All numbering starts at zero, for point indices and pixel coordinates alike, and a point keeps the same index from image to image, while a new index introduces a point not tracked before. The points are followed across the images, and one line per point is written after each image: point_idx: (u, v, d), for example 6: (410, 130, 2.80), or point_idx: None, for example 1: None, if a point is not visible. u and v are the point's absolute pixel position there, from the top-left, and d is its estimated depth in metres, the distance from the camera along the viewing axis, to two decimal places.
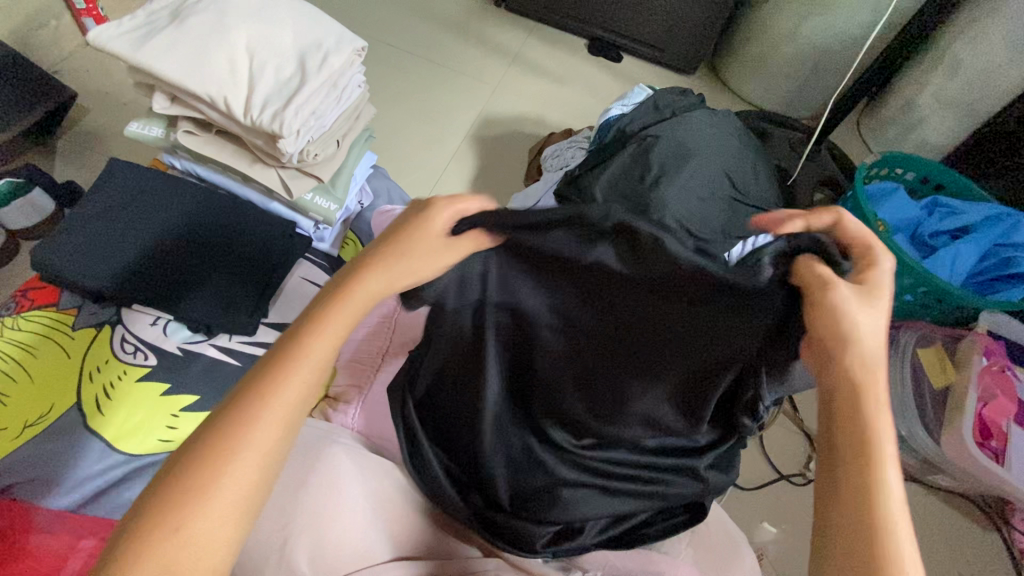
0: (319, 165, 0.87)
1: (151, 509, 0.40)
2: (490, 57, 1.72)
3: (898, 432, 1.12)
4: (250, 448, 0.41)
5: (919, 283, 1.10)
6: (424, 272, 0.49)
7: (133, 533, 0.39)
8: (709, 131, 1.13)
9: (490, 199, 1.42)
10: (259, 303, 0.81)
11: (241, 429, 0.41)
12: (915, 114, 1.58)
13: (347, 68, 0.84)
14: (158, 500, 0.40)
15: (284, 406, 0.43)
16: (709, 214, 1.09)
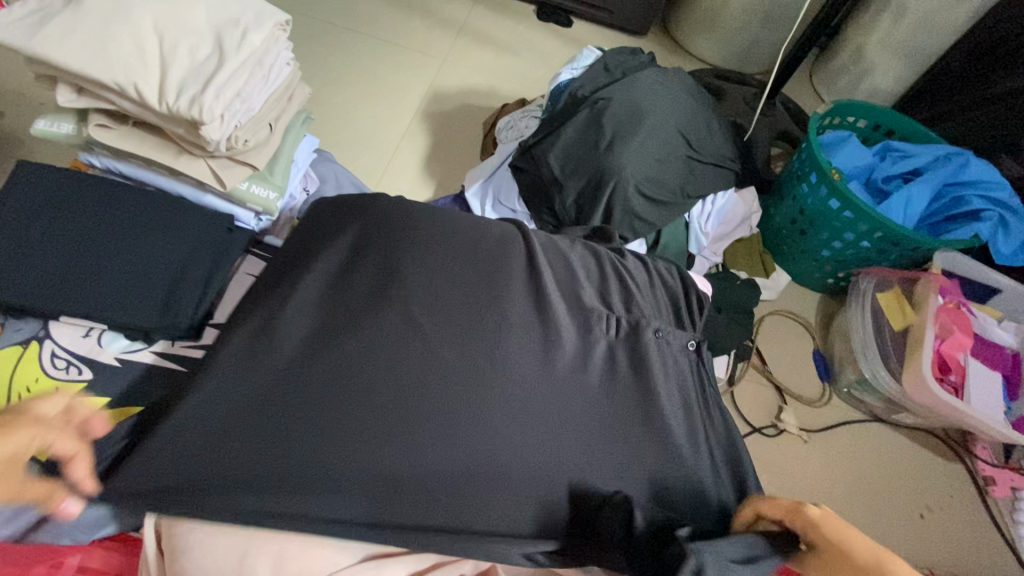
0: (252, 151, 0.82)
1: None
2: (436, 29, 1.65)
3: (863, 375, 1.14)
4: None
5: (875, 229, 1.13)
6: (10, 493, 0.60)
7: None
8: (660, 90, 1.10)
9: (447, 176, 1.36)
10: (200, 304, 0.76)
11: None
12: (864, 60, 1.60)
13: (269, 44, 0.78)
14: None
15: None
16: (667, 176, 1.08)
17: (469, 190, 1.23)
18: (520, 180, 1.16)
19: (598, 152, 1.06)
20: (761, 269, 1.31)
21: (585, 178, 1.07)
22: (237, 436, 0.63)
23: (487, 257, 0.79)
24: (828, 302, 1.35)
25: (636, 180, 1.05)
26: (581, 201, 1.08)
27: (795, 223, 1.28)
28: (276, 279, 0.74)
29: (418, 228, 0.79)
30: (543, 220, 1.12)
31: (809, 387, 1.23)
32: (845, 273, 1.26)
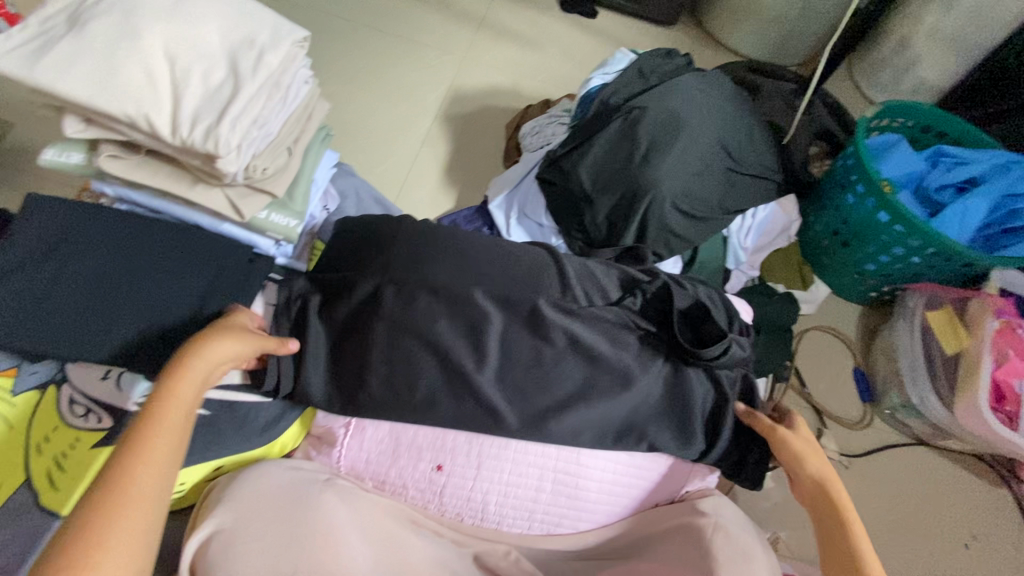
0: (271, 179, 0.77)
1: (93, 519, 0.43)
2: (455, 23, 1.57)
3: (909, 399, 1.08)
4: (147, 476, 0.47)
5: (928, 245, 1.06)
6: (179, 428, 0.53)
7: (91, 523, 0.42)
8: (699, 98, 1.02)
9: (469, 184, 1.31)
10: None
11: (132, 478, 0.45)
12: (911, 53, 1.49)
13: (287, 64, 0.73)
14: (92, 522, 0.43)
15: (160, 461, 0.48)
16: (705, 190, 1.02)
17: (493, 203, 1.17)
18: (547, 193, 1.10)
19: (632, 166, 1.00)
20: (800, 282, 1.25)
21: (617, 194, 1.01)
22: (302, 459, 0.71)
23: (521, 283, 0.75)
24: (870, 316, 1.28)
25: (673, 196, 0.99)
26: (613, 218, 1.02)
27: (837, 235, 1.21)
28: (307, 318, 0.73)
29: (449, 251, 0.75)
30: (572, 237, 1.07)
31: (850, 408, 1.17)
32: (890, 287, 1.19)
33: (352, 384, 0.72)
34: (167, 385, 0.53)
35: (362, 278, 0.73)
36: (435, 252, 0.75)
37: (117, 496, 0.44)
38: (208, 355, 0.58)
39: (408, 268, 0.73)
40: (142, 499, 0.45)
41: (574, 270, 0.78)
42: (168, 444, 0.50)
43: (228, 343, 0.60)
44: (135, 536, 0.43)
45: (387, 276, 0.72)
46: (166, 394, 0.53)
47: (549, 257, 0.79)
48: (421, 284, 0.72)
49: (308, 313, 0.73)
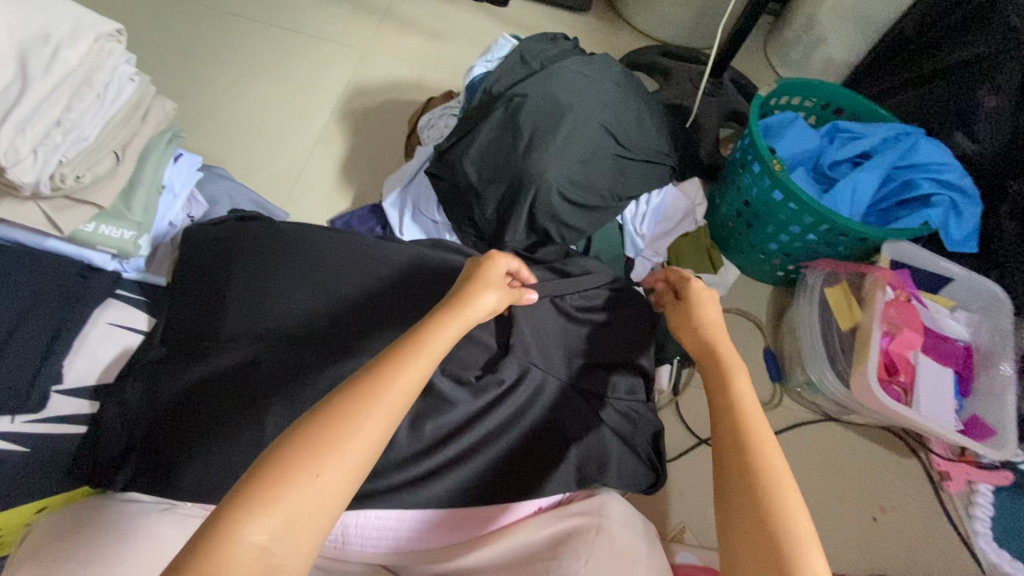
0: (93, 188, 0.70)
1: (235, 506, 0.42)
2: (358, 15, 1.51)
3: (810, 377, 1.08)
4: (296, 493, 0.43)
5: (821, 222, 1.05)
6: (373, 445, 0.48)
7: (222, 513, 0.42)
8: (583, 83, 0.99)
9: (367, 183, 1.25)
10: (45, 363, 0.66)
11: (289, 481, 0.43)
12: (818, 30, 1.51)
13: (96, 61, 0.67)
14: (249, 500, 0.42)
15: (341, 477, 0.45)
16: (593, 177, 0.99)
17: (387, 200, 1.12)
18: (437, 188, 1.06)
19: (516, 156, 0.96)
20: (708, 265, 1.23)
21: (503, 186, 0.97)
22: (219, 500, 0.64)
23: (385, 288, 0.75)
24: (779, 295, 1.28)
25: (559, 185, 0.96)
26: (501, 211, 0.98)
27: (740, 216, 1.20)
28: (178, 360, 0.69)
29: (306, 257, 0.75)
30: (465, 232, 1.03)
31: (759, 389, 1.17)
32: (794, 266, 1.19)
33: (225, 416, 0.65)
34: (421, 332, 0.56)
35: (232, 335, 0.70)
36: (290, 260, 0.74)
37: (305, 456, 0.45)
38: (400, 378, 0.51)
39: (267, 317, 0.71)
40: (372, 431, 0.48)
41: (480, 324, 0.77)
42: (409, 382, 0.52)
43: (486, 298, 0.65)
44: (345, 479, 0.46)
45: (243, 289, 0.72)
46: (420, 343, 0.55)
47: (407, 261, 0.79)
48: (291, 338, 0.70)
49: (174, 354, 0.70)
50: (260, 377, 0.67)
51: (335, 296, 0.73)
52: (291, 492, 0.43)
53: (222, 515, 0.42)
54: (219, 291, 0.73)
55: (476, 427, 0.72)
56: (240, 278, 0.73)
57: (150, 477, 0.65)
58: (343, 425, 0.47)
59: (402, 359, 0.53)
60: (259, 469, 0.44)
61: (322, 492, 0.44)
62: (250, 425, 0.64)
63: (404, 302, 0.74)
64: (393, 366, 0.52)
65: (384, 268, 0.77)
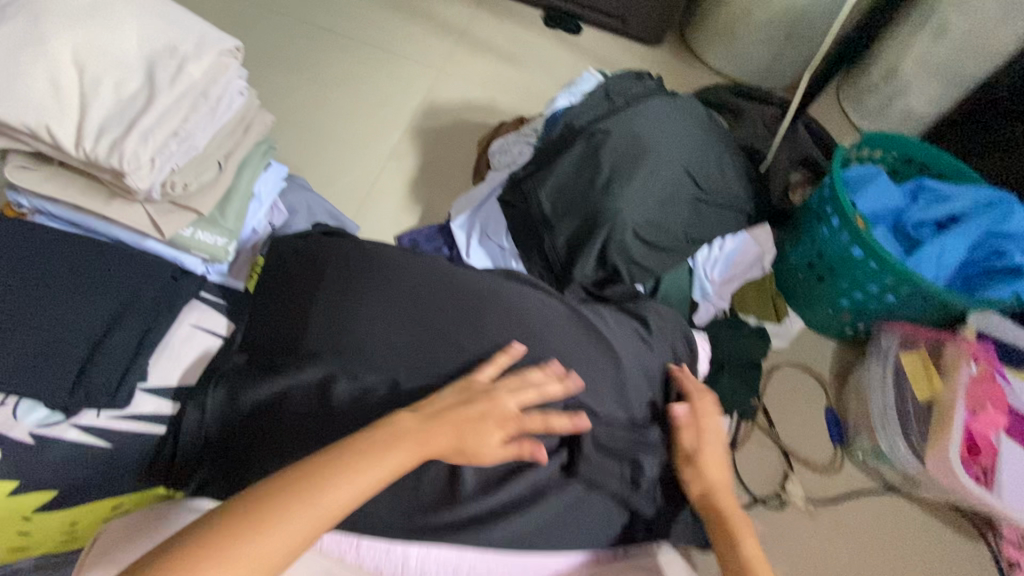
0: (196, 195, 0.72)
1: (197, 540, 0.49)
2: (435, 35, 1.55)
3: (879, 445, 1.03)
4: (252, 549, 0.49)
5: (902, 284, 1.01)
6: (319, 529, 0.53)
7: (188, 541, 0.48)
8: (668, 124, 0.98)
9: (434, 203, 1.26)
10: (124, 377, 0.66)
11: (245, 541, 0.49)
12: (898, 80, 1.47)
13: (215, 74, 0.69)
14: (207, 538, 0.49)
15: (283, 549, 0.51)
16: (669, 219, 0.97)
17: (454, 222, 1.13)
18: (508, 215, 1.06)
19: (593, 192, 0.95)
20: (773, 314, 1.20)
21: (578, 220, 0.97)
22: None
23: (463, 316, 0.74)
24: (844, 352, 1.23)
25: (634, 224, 0.95)
26: (573, 244, 0.98)
27: (812, 268, 1.17)
28: (256, 370, 0.70)
29: (386, 279, 0.75)
30: (532, 261, 1.03)
31: (820, 451, 1.12)
32: (865, 325, 1.15)
33: (299, 430, 0.66)
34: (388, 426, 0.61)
35: (311, 351, 0.70)
36: (370, 281, 0.74)
37: (263, 517, 0.51)
38: (370, 469, 0.57)
39: (346, 336, 0.70)
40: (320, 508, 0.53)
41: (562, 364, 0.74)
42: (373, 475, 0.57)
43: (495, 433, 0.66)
44: (291, 543, 0.51)
45: (323, 308, 0.72)
46: (392, 438, 0.60)
47: (487, 285, 0.79)
48: (368, 359, 0.69)
49: (252, 363, 0.71)
50: (338, 396, 0.67)
51: (412, 320, 0.73)
52: (232, 554, 0.48)
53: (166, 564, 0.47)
54: (300, 306, 0.73)
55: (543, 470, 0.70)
56: (323, 293, 0.74)
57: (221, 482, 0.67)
58: (296, 491, 0.53)
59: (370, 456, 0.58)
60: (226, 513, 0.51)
61: (263, 557, 0.50)
62: (322, 440, 0.65)
63: (480, 333, 0.73)
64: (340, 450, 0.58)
65: (467, 296, 0.76)
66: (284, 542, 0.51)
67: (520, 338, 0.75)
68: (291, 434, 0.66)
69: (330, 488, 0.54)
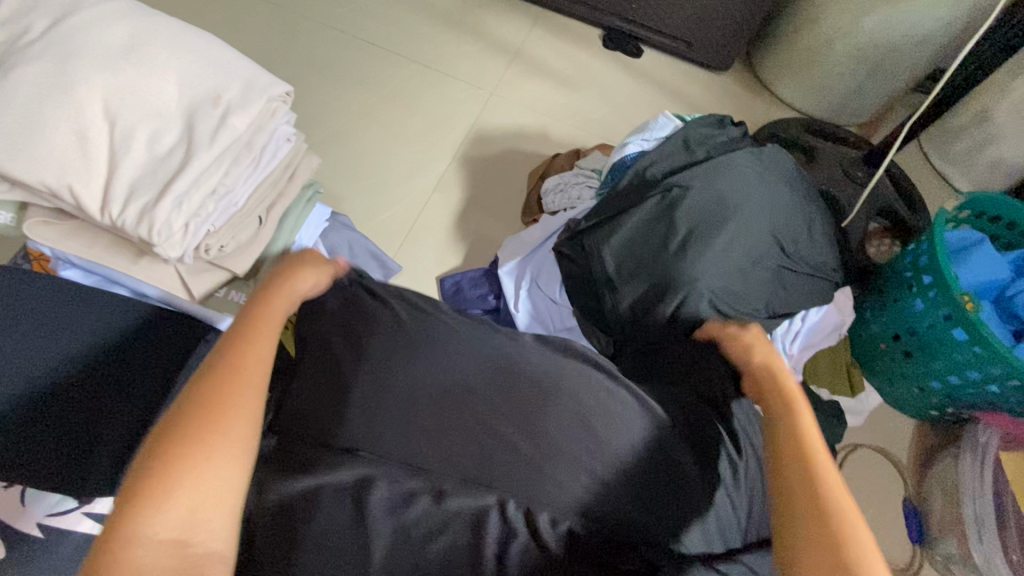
0: (233, 254, 0.65)
1: (129, 507, 0.44)
2: (487, 53, 1.46)
3: (972, 556, 0.91)
4: (190, 487, 0.46)
5: (1012, 376, 0.89)
6: (251, 427, 0.50)
7: (127, 512, 0.44)
8: (754, 181, 0.87)
9: (479, 241, 1.17)
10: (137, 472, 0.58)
11: (177, 483, 0.45)
12: (995, 126, 1.33)
13: (261, 122, 0.61)
14: (137, 497, 0.45)
15: (228, 468, 0.48)
16: (749, 289, 0.86)
17: (502, 269, 1.04)
18: (564, 268, 0.96)
19: (666, 255, 0.85)
20: (847, 388, 1.08)
21: (646, 284, 0.86)
22: None
23: (523, 412, 0.64)
24: (924, 434, 1.11)
25: (711, 294, 0.84)
26: (638, 309, 0.87)
27: (897, 342, 1.05)
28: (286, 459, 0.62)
29: (436, 364, 0.66)
30: (589, 322, 0.93)
31: (897, 550, 1.00)
32: (955, 410, 1.03)
33: (328, 540, 0.57)
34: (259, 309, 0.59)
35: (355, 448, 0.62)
36: (419, 364, 0.66)
37: (178, 464, 0.46)
38: (255, 366, 0.53)
39: (394, 430, 0.63)
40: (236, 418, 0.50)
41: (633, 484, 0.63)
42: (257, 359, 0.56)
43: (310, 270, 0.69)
44: (240, 457, 0.49)
45: (370, 396, 0.64)
46: (252, 336, 0.55)
47: (554, 367, 0.69)
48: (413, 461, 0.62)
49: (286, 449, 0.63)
50: (380, 503, 0.59)
51: (466, 415, 0.64)
52: (173, 498, 0.45)
53: (103, 555, 0.43)
54: (341, 388, 0.65)
55: None
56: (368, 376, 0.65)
57: None
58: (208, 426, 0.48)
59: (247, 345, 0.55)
60: (136, 476, 0.46)
61: (215, 485, 0.47)
62: (352, 558, 0.56)
63: (542, 434, 0.63)
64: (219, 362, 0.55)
65: (534, 385, 0.66)
66: (225, 461, 0.48)
67: (592, 440, 0.64)
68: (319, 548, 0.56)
69: (230, 398, 0.50)
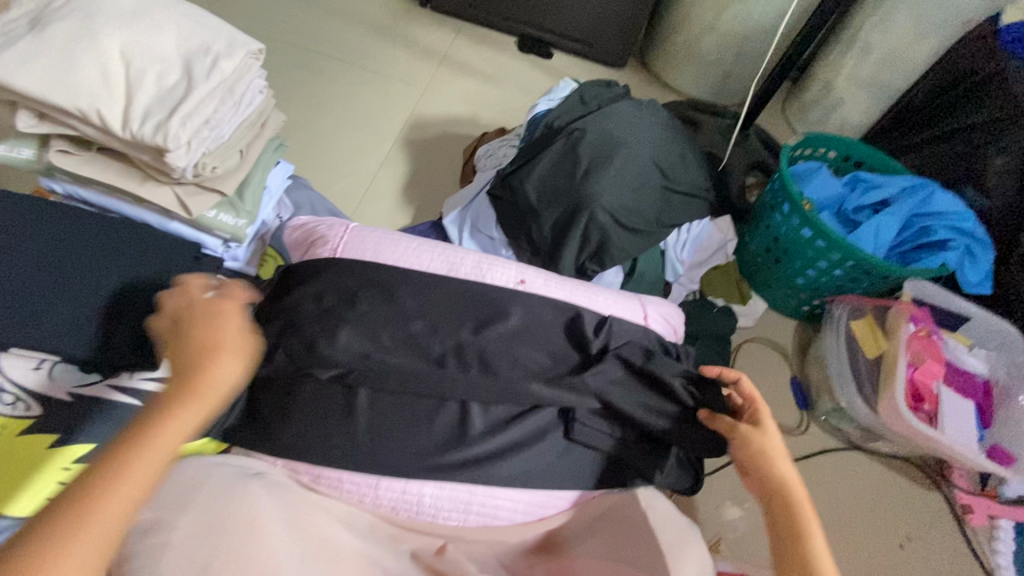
0: (221, 179, 0.80)
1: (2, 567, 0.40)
2: (420, 59, 1.68)
3: (839, 403, 1.14)
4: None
5: (847, 258, 1.14)
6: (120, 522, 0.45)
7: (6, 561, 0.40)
8: (636, 123, 1.12)
9: (425, 204, 1.36)
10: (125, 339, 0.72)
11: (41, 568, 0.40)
12: (834, 95, 1.63)
13: (241, 73, 0.78)
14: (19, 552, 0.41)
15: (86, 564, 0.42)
16: (641, 204, 1.09)
17: (447, 218, 1.23)
18: (497, 208, 1.16)
19: (574, 182, 1.07)
20: (739, 296, 1.31)
21: (561, 208, 1.08)
22: (311, 454, 0.72)
23: (476, 287, 0.82)
24: (805, 329, 1.36)
25: (611, 209, 1.06)
26: (557, 229, 1.08)
27: (769, 252, 1.30)
28: (276, 336, 0.76)
29: (398, 267, 0.81)
30: (520, 248, 1.13)
31: (787, 416, 1.23)
32: (820, 300, 1.28)
33: (320, 389, 0.73)
34: (178, 408, 0.51)
35: (336, 321, 0.75)
36: (387, 268, 0.81)
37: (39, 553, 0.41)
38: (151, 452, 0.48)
39: (362, 305, 0.76)
40: (79, 565, 0.42)
41: (554, 332, 0.80)
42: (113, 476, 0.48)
43: (229, 359, 0.57)
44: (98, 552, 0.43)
45: (349, 288, 0.77)
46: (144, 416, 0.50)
47: (509, 262, 0.88)
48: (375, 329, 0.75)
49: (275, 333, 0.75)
50: (356, 360, 0.73)
51: (422, 295, 0.79)
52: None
53: None
54: (316, 282, 0.78)
55: (541, 413, 0.76)
56: (343, 274, 0.79)
57: (247, 441, 0.73)
58: (76, 522, 0.43)
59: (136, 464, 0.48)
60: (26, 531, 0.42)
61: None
62: (341, 397, 0.73)
63: (483, 297, 0.80)
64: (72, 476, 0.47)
65: (500, 278, 0.85)
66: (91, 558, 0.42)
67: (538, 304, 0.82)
68: (321, 392, 0.73)
69: (122, 489, 0.45)
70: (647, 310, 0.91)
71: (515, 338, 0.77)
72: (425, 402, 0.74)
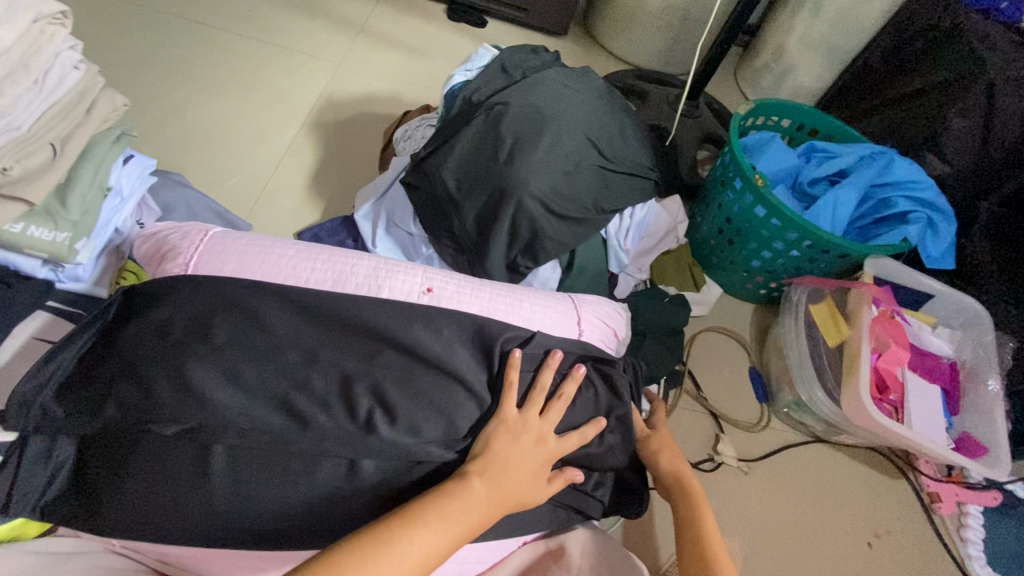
0: (24, 182, 0.62)
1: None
2: (332, 30, 1.48)
3: (799, 397, 1.06)
4: None
5: (804, 238, 1.04)
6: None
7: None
8: (566, 94, 0.97)
9: (338, 197, 1.19)
10: None
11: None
12: (786, 60, 1.52)
13: (35, 44, 0.60)
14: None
15: None
16: (575, 188, 0.95)
17: (359, 212, 1.06)
18: (413, 200, 1.00)
19: (495, 165, 0.92)
20: (691, 283, 1.21)
21: (483, 196, 0.93)
22: (158, 531, 0.57)
23: (366, 303, 0.67)
24: (763, 314, 1.27)
25: (540, 195, 0.91)
26: (481, 221, 0.93)
27: (722, 233, 1.19)
28: (104, 385, 0.59)
29: (267, 284, 0.66)
30: (442, 244, 0.98)
31: (747, 411, 1.14)
32: (777, 283, 1.18)
33: (166, 450, 0.58)
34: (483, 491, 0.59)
35: (181, 358, 0.59)
36: (254, 286, 0.65)
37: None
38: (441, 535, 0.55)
39: (215, 338, 0.60)
40: None
41: (463, 354, 0.66)
42: (432, 541, 0.54)
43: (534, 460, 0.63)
44: None
45: (200, 316, 0.61)
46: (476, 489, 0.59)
47: (414, 266, 0.75)
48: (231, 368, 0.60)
49: (102, 381, 0.59)
50: (208, 409, 0.58)
51: (293, 320, 0.63)
52: None
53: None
54: (157, 312, 0.62)
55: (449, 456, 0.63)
56: (190, 301, 0.62)
57: (77, 520, 0.59)
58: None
59: (382, 543, 0.51)
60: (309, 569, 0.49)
61: None
62: (192, 454, 0.58)
63: (373, 317, 0.65)
64: (436, 524, 0.54)
65: (401, 286, 0.71)
66: None
67: (444, 319, 0.67)
68: (167, 455, 0.58)
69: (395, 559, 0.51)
70: (580, 313, 0.79)
71: (411, 368, 0.63)
72: (301, 455, 0.59)
